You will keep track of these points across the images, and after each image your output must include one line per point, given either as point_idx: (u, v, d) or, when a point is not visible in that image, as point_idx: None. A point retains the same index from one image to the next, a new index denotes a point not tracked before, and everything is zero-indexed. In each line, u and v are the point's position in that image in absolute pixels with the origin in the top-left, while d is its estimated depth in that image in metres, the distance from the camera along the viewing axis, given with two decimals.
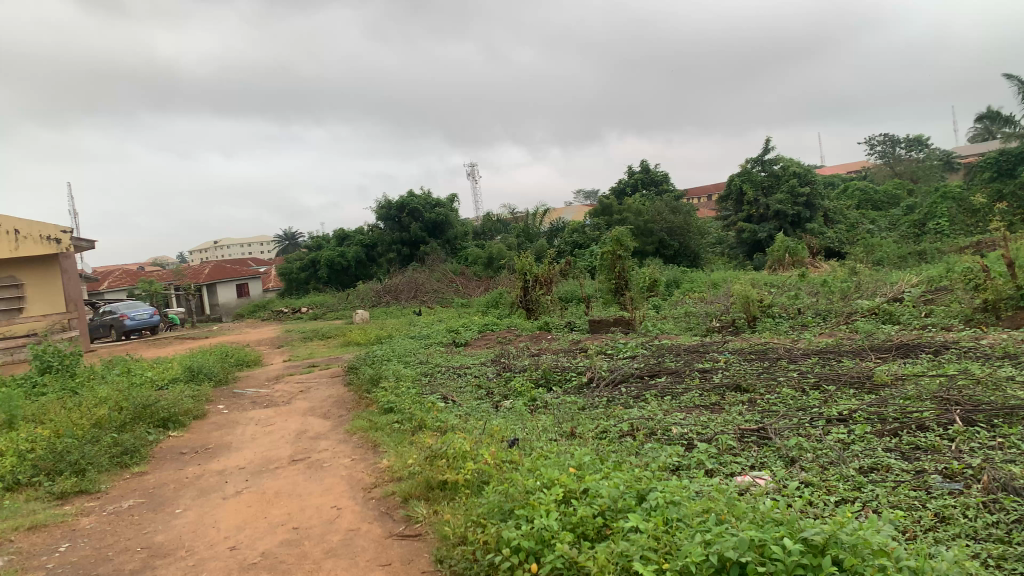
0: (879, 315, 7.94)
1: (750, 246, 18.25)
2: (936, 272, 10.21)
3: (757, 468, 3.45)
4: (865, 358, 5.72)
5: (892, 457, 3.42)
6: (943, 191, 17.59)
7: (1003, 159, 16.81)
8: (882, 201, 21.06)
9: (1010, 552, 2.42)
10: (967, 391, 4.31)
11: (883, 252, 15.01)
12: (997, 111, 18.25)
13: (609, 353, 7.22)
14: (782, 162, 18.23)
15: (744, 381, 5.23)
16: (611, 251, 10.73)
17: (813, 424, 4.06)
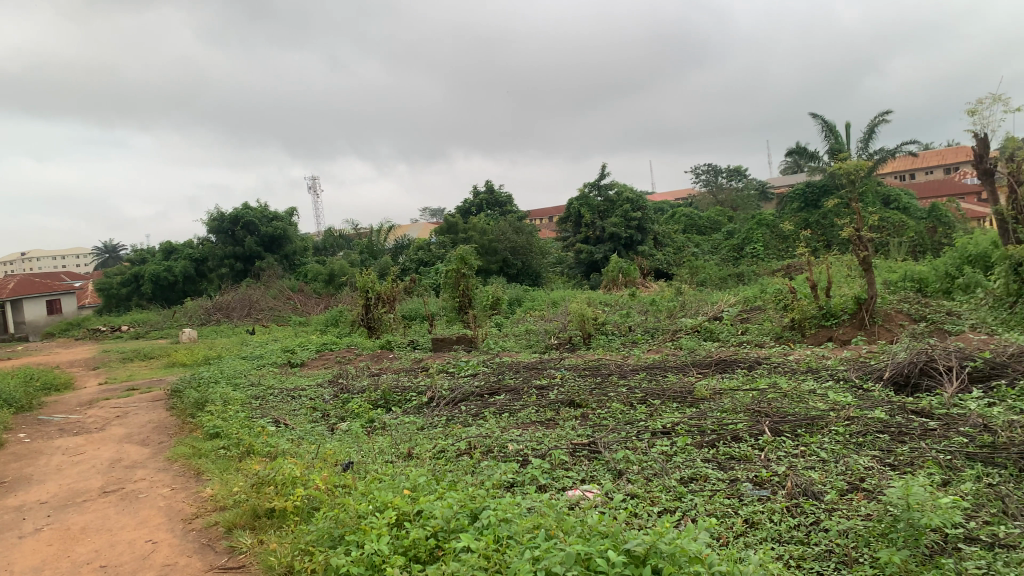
0: (701, 332, 8.46)
1: (587, 266, 18.89)
2: (752, 292, 11.02)
3: (587, 481, 3.57)
4: (688, 373, 6.08)
5: (710, 467, 3.64)
6: (759, 218, 19.08)
7: (809, 191, 18.44)
8: (706, 226, 22.53)
9: (809, 552, 2.64)
10: (775, 403, 4.67)
11: (706, 273, 16.05)
12: (803, 147, 19.85)
13: (450, 371, 7.23)
14: (617, 188, 19.14)
15: (579, 397, 5.40)
16: (455, 269, 10.76)
17: (640, 437, 4.25)
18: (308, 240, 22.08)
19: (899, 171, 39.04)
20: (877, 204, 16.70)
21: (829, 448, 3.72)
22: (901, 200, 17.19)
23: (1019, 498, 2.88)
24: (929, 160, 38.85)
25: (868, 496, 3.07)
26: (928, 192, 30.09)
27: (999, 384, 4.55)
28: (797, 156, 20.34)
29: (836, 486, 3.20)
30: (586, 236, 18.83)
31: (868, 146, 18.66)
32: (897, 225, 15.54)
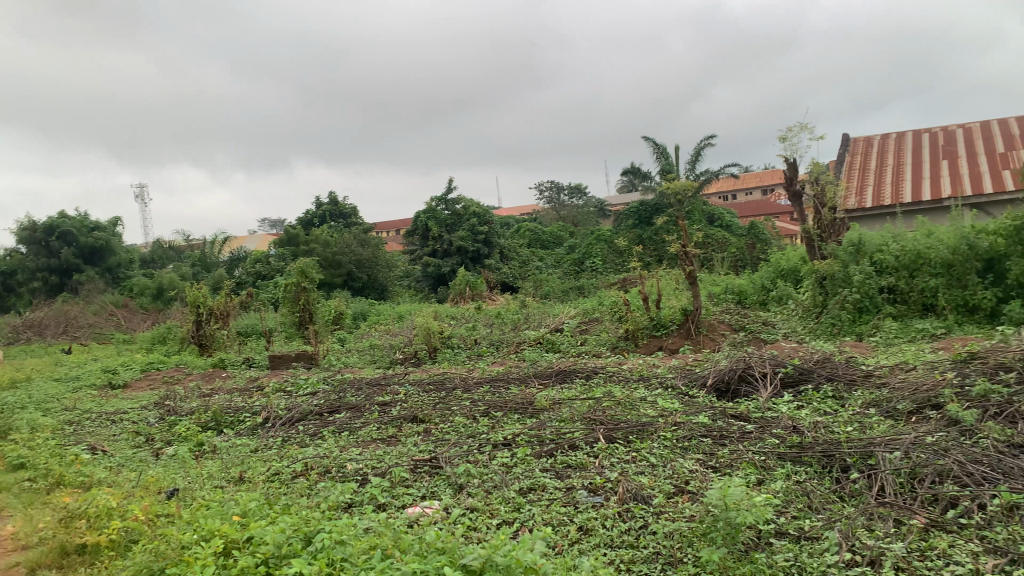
0: (543, 344, 8.66)
1: (434, 280, 18.86)
2: (591, 305, 11.44)
3: (427, 498, 3.55)
4: (529, 385, 6.20)
5: (548, 476, 3.73)
6: (597, 234, 19.86)
7: (643, 209, 19.40)
8: (548, 241, 23.17)
9: (638, 555, 2.76)
10: (610, 411, 4.85)
11: (549, 286, 16.48)
12: (638, 167, 20.94)
13: (287, 390, 6.96)
14: (463, 203, 19.33)
15: (421, 412, 5.36)
16: (296, 283, 10.38)
17: (481, 449, 4.29)
18: (134, 251, 20.63)
19: (723, 191, 41.96)
20: (703, 222, 17.86)
21: (658, 453, 3.91)
22: (724, 218, 18.49)
23: (823, 493, 3.16)
24: (748, 183, 42.03)
25: (693, 498, 3.26)
26: (747, 212, 32.56)
27: (806, 389, 4.99)
28: (632, 176, 21.41)
29: (663, 490, 3.37)
30: (433, 250, 18.81)
31: (695, 167, 19.96)
32: (721, 242, 16.68)
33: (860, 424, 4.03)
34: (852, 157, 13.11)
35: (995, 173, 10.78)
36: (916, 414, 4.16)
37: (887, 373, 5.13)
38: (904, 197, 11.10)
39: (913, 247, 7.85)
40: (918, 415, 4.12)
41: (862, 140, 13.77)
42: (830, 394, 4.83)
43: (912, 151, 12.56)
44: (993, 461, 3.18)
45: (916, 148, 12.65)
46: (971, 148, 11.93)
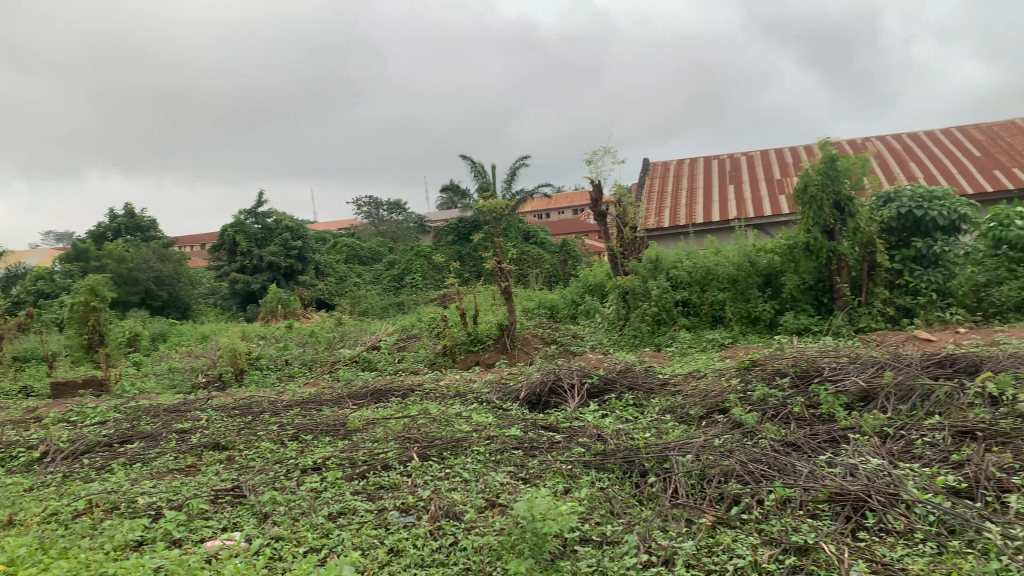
0: (358, 362, 8.50)
1: (243, 297, 17.98)
2: (408, 321, 11.38)
3: (228, 529, 3.36)
4: (343, 405, 6.05)
5: (359, 499, 3.64)
6: (415, 250, 19.87)
7: (461, 225, 19.68)
8: (366, 257, 22.85)
9: (448, 572, 2.76)
10: (424, 428, 4.84)
11: (366, 303, 16.21)
12: (456, 185, 21.23)
13: (71, 421, 6.31)
14: (275, 217, 18.63)
15: (224, 438, 5.07)
16: (85, 302, 9.46)
17: (289, 475, 4.12)
18: None
19: (538, 209, 43.47)
20: (518, 239, 18.35)
21: (471, 468, 3.94)
22: (539, 236, 19.13)
23: (623, 498, 3.32)
24: (560, 203, 43.88)
25: (502, 511, 3.32)
26: (560, 230, 34.03)
27: (610, 398, 5.24)
28: (451, 193, 21.68)
29: (475, 505, 3.40)
30: (242, 265, 17.92)
31: (511, 186, 20.54)
32: (535, 258, 17.18)
33: (657, 430, 4.30)
34: (652, 179, 14.04)
35: (773, 197, 11.96)
36: (706, 418, 4.49)
37: (682, 380, 5.51)
38: (697, 217, 12.01)
39: (704, 264, 8.51)
40: (708, 418, 4.46)
41: (660, 164, 14.80)
42: (631, 402, 5.12)
43: (704, 176, 13.65)
44: (770, 459, 3.50)
45: (707, 173, 13.77)
46: (753, 174, 13.17)
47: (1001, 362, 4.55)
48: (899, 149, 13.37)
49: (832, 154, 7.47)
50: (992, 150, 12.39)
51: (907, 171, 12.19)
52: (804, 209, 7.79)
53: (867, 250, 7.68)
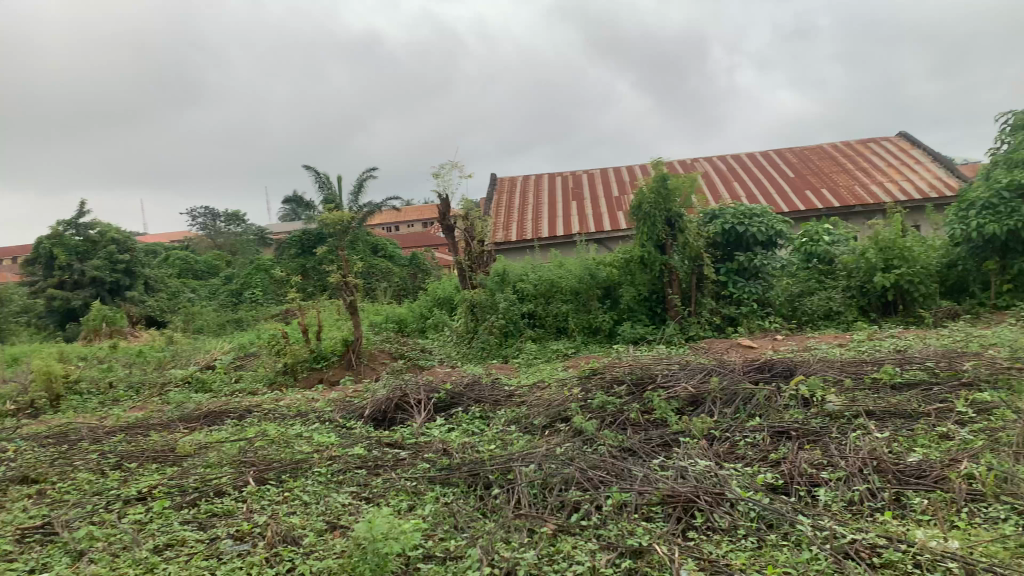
0: (192, 384, 8.01)
1: (62, 315, 16.53)
2: (247, 338, 10.89)
3: (37, 571, 3.04)
4: (173, 429, 5.68)
5: (189, 529, 3.42)
6: (255, 264, 19.09)
7: (305, 238, 19.13)
8: (202, 271, 21.70)
9: None
10: (262, 451, 4.63)
11: (202, 319, 15.36)
12: (299, 197, 20.63)
13: None
14: (98, 228, 17.30)
15: (35, 471, 4.61)
16: None
17: (109, 508, 3.81)
18: None
19: (385, 222, 43.04)
20: (365, 252, 18.06)
21: (311, 490, 3.81)
22: (386, 249, 18.92)
23: (467, 512, 3.32)
24: (408, 218, 43.69)
25: (343, 533, 3.23)
26: (409, 243, 33.88)
27: (456, 412, 5.24)
28: (294, 204, 21.02)
29: (315, 528, 3.29)
30: (60, 281, 16.47)
31: (357, 199, 20.21)
32: (383, 270, 16.96)
33: (501, 441, 4.34)
34: (498, 194, 14.24)
35: (612, 214, 12.51)
36: (549, 427, 4.58)
37: (527, 392, 5.60)
38: (542, 232, 12.27)
39: (548, 277, 8.71)
40: (551, 427, 4.55)
41: (506, 180, 15.05)
42: (477, 415, 5.14)
43: (548, 192, 14.02)
44: (608, 466, 3.62)
45: (551, 189, 14.15)
46: (593, 191, 13.69)
47: (812, 366, 4.97)
48: (724, 169, 14.34)
49: (663, 172, 7.86)
50: (803, 172, 13.57)
51: (731, 190, 13.07)
52: (639, 225, 8.16)
53: (695, 263, 8.17)
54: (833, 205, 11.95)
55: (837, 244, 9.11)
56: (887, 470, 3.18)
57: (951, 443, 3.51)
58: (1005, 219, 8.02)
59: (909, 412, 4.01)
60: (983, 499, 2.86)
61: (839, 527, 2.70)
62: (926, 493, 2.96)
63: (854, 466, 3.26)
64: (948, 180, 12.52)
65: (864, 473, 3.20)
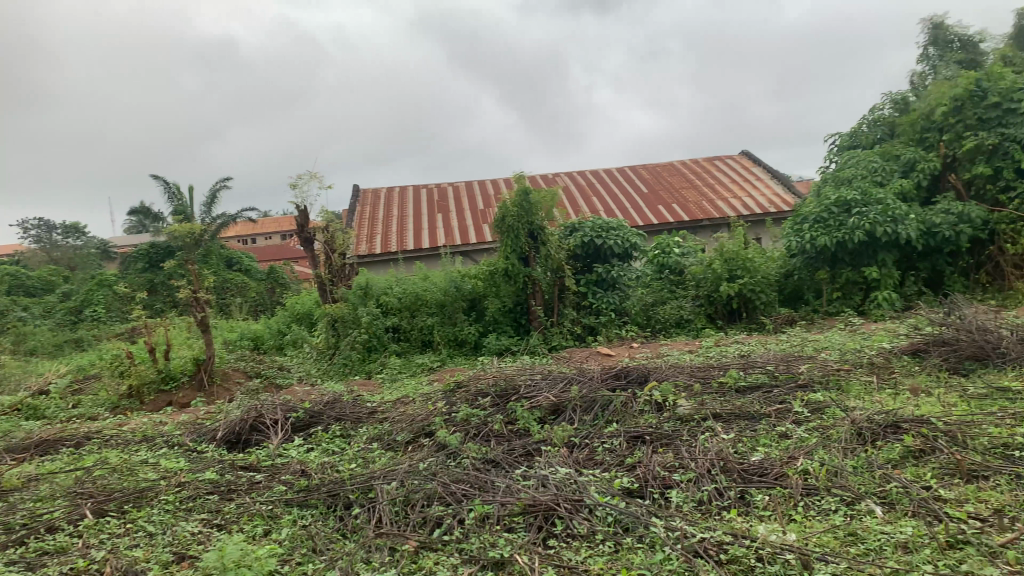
0: (22, 411, 7.33)
1: None
2: (86, 360, 10.12)
3: None
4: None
5: (15, 570, 3.12)
6: (96, 280, 17.81)
7: (153, 252, 18.08)
8: (35, 287, 20.01)
9: None
10: (101, 481, 4.30)
11: (34, 339, 14.14)
12: (146, 208, 19.49)
13: None
14: None
15: None
16: None
17: None
18: None
19: (241, 235, 41.32)
20: (219, 265, 17.25)
21: (157, 520, 3.58)
22: (242, 262, 18.16)
23: (326, 533, 3.22)
24: (267, 232, 42.24)
25: (192, 564, 3.05)
26: (267, 256, 32.68)
27: (316, 431, 5.09)
28: (140, 216, 19.83)
29: (160, 561, 3.09)
30: None
31: (210, 210, 19.30)
32: (239, 285, 16.28)
33: (363, 459, 4.25)
34: (360, 206, 14.00)
35: (476, 227, 12.62)
36: (412, 442, 4.53)
37: (389, 408, 5.52)
38: (406, 245, 12.12)
39: (412, 289, 8.64)
40: (414, 443, 4.50)
41: (369, 193, 14.81)
42: (338, 433, 5.01)
43: (412, 205, 13.92)
44: (470, 479, 3.62)
45: (415, 202, 14.07)
46: (458, 204, 13.75)
47: (664, 372, 5.19)
48: (583, 184, 14.80)
49: (526, 187, 8.01)
50: (655, 188, 14.21)
51: (590, 204, 13.48)
52: (502, 237, 8.22)
53: (557, 275, 8.37)
54: (683, 219, 12.58)
55: (687, 255, 9.60)
56: (732, 469, 3.37)
57: (789, 441, 3.76)
58: (834, 232, 8.73)
59: (751, 413, 4.26)
60: (816, 492, 3.08)
61: (689, 526, 2.82)
62: (768, 490, 3.15)
63: (703, 466, 3.42)
64: (784, 196, 13.49)
65: (712, 473, 3.37)
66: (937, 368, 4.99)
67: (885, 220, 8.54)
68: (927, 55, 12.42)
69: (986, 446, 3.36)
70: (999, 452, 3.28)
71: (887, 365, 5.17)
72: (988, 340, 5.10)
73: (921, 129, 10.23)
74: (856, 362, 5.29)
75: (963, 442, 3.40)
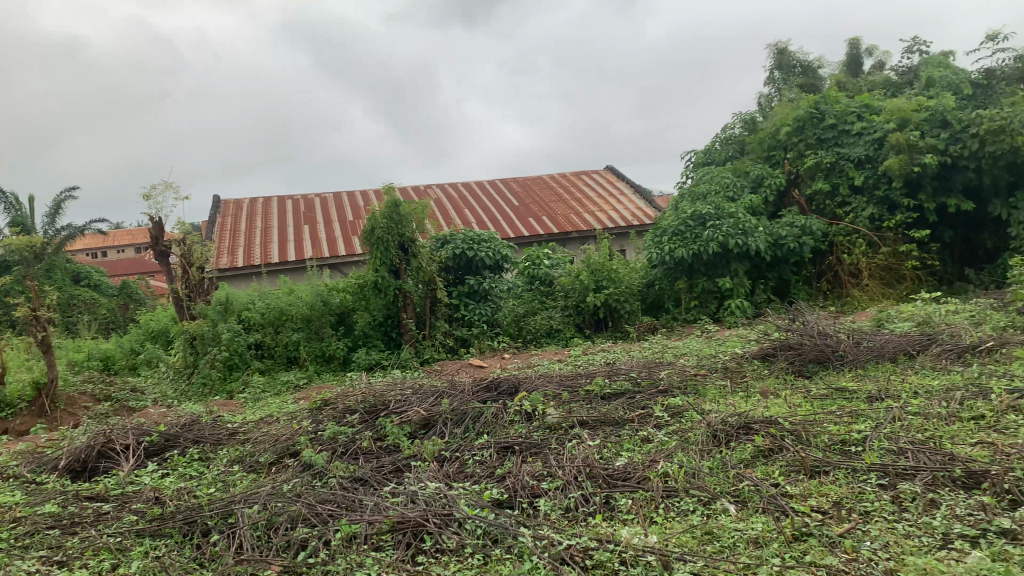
0: None
1: None
2: None
3: None
4: None
5: None
6: None
7: None
8: None
9: None
10: None
11: None
12: None
13: None
14: None
15: None
16: None
17: None
18: None
19: (90, 249, 38.61)
20: (63, 281, 16.04)
21: None
22: (91, 278, 16.97)
23: (182, 564, 3.05)
24: (120, 246, 39.70)
25: None
26: (118, 271, 30.68)
27: (171, 455, 4.82)
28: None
29: None
30: None
31: (54, 222, 17.95)
32: (87, 302, 15.21)
33: (223, 483, 4.06)
34: (222, 217, 13.42)
35: (346, 239, 12.40)
36: (276, 463, 4.37)
37: (252, 428, 5.30)
38: (270, 258, 11.70)
39: (276, 304, 8.36)
40: (279, 464, 4.35)
41: (230, 204, 14.22)
42: (196, 457, 4.76)
43: (277, 216, 13.47)
44: (337, 498, 3.53)
45: (281, 214, 13.64)
46: (326, 216, 13.45)
47: (533, 382, 5.26)
48: (455, 196, 14.83)
49: (395, 198, 7.94)
50: (525, 201, 14.44)
51: (462, 215, 13.52)
52: (372, 249, 8.07)
53: (428, 287, 8.35)
54: (552, 231, 12.85)
55: (556, 267, 9.81)
56: (598, 475, 3.46)
57: (651, 445, 3.90)
58: (691, 244, 9.17)
59: (616, 419, 4.39)
60: (676, 493, 3.20)
61: (556, 534, 2.86)
62: (631, 493, 3.26)
63: (570, 474, 3.49)
64: (646, 209, 14.06)
65: (579, 480, 3.45)
66: (784, 371, 5.33)
67: (736, 233, 9.08)
68: (772, 78, 13.28)
69: (827, 443, 3.61)
70: (838, 448, 3.54)
71: (739, 369, 5.48)
72: (828, 344, 5.51)
73: (768, 148, 10.94)
74: (711, 367, 5.57)
75: (807, 441, 3.64)
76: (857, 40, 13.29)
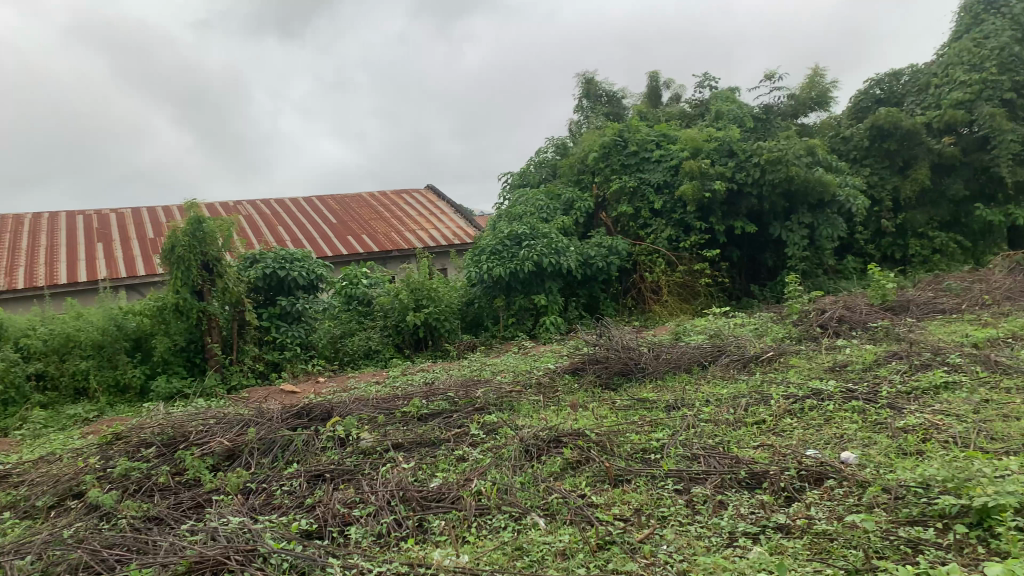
0: None
1: None
2: None
3: None
4: None
5: None
6: None
7: None
8: None
9: None
10: None
11: None
12: None
13: None
14: None
15: None
16: None
17: None
18: None
19: None
20: None
21: None
22: None
23: None
24: None
25: None
26: None
27: None
28: None
29: None
30: None
31: None
32: None
33: None
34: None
35: (145, 259, 11.56)
36: (56, 507, 3.95)
37: (27, 470, 4.76)
38: (55, 279, 10.62)
39: (62, 330, 7.58)
40: (59, 507, 3.93)
41: (8, 219, 12.80)
42: None
43: (66, 233, 12.29)
44: (128, 541, 3.24)
45: (69, 231, 12.46)
46: (123, 233, 12.47)
47: (347, 406, 5.13)
48: (268, 214, 14.24)
49: (199, 215, 7.50)
50: (342, 219, 14.16)
51: (275, 233, 13.00)
52: (171, 269, 7.52)
53: (236, 308, 7.99)
54: (371, 250, 12.68)
55: (373, 287, 9.71)
56: (411, 498, 3.42)
57: (465, 463, 3.93)
58: (507, 262, 9.38)
59: (432, 439, 4.38)
60: (488, 511, 3.23)
61: (366, 562, 2.80)
62: (444, 515, 3.25)
63: (383, 499, 3.43)
64: (465, 229, 14.25)
65: (391, 504, 3.39)
66: (592, 384, 5.56)
67: (549, 253, 9.42)
68: (580, 105, 13.93)
69: (629, 452, 3.81)
70: (639, 456, 3.74)
71: (551, 383, 5.65)
72: (631, 358, 5.83)
73: (576, 172, 11.47)
74: (525, 382, 5.71)
75: (611, 451, 3.82)
76: (656, 72, 14.25)
